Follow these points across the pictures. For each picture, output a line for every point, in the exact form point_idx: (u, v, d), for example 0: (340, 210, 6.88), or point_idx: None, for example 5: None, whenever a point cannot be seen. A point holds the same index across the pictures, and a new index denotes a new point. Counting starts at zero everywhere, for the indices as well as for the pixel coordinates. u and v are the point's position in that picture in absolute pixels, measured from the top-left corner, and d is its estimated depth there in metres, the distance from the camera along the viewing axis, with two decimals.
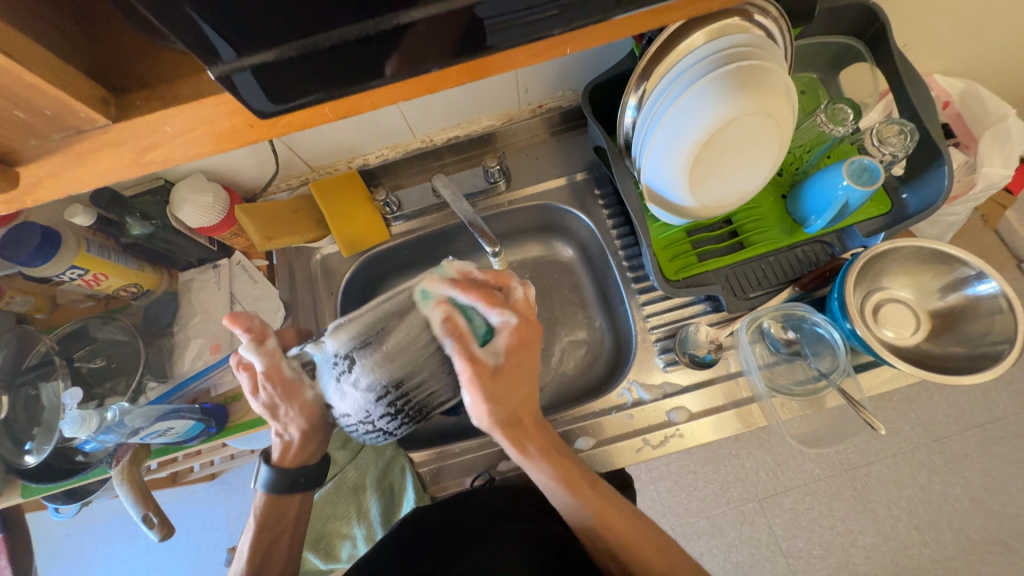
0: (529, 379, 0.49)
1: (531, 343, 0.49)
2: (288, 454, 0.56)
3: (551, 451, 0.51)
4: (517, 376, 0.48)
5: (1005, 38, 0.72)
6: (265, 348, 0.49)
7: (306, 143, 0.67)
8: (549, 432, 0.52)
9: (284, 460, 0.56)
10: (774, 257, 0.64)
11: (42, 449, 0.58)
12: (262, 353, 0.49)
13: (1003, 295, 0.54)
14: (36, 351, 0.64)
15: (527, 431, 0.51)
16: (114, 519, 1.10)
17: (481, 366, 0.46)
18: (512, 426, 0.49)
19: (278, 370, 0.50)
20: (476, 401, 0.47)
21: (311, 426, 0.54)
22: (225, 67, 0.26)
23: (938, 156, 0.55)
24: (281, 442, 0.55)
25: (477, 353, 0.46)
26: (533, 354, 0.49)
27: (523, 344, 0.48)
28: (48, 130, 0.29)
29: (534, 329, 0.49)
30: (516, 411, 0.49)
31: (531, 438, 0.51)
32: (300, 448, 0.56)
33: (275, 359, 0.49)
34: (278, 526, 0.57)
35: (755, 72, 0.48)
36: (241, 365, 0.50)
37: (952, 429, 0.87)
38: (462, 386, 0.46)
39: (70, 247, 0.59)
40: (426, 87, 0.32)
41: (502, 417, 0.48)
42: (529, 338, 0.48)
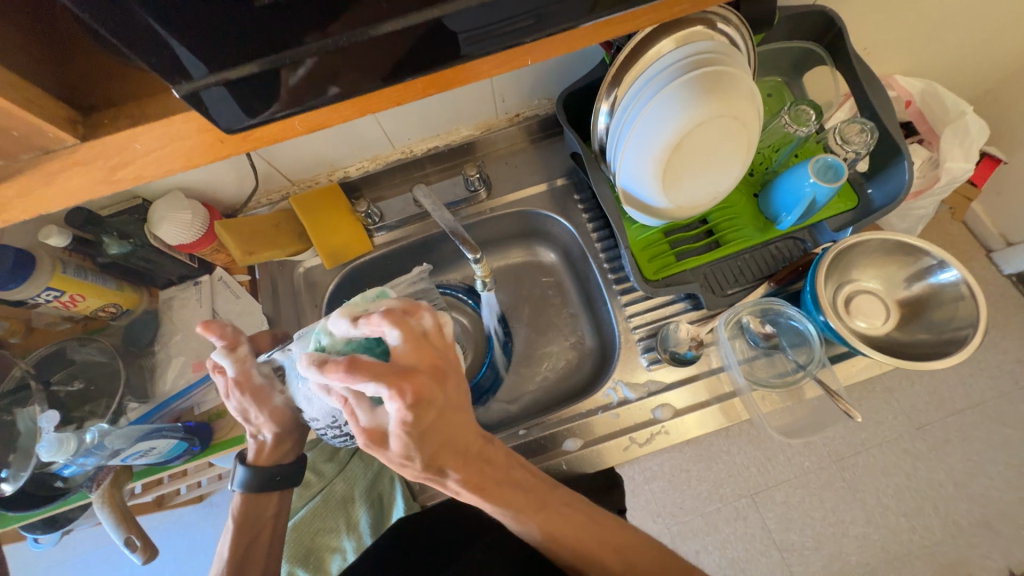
0: (441, 430, 0.39)
1: (440, 370, 0.39)
2: (261, 456, 0.57)
3: (497, 485, 0.46)
4: (426, 427, 0.38)
5: (957, 41, 0.76)
6: (236, 355, 0.50)
7: (286, 156, 0.67)
8: (502, 463, 0.47)
9: (260, 459, 0.57)
10: (749, 254, 0.66)
11: (19, 476, 0.57)
12: (236, 360, 0.50)
13: (964, 281, 0.56)
14: (12, 375, 0.63)
15: (473, 468, 0.44)
16: (97, 548, 1.07)
17: (375, 432, 0.37)
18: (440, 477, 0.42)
19: (248, 377, 0.51)
20: (397, 448, 0.38)
21: (285, 427, 0.56)
22: (193, 83, 0.27)
23: (897, 153, 0.58)
24: (256, 440, 0.56)
25: (371, 413, 0.38)
26: (441, 394, 0.38)
27: (421, 399, 0.37)
28: (15, 150, 0.28)
29: (435, 374, 0.38)
30: (440, 464, 0.41)
31: (476, 477, 0.44)
32: (273, 449, 0.57)
33: (245, 366, 0.50)
34: (258, 524, 0.57)
35: (720, 77, 0.50)
36: (214, 368, 0.51)
37: (933, 417, 0.89)
38: (378, 433, 0.38)
39: (45, 267, 0.58)
40: (394, 98, 0.33)
41: (422, 471, 0.41)
42: (430, 390, 0.37)
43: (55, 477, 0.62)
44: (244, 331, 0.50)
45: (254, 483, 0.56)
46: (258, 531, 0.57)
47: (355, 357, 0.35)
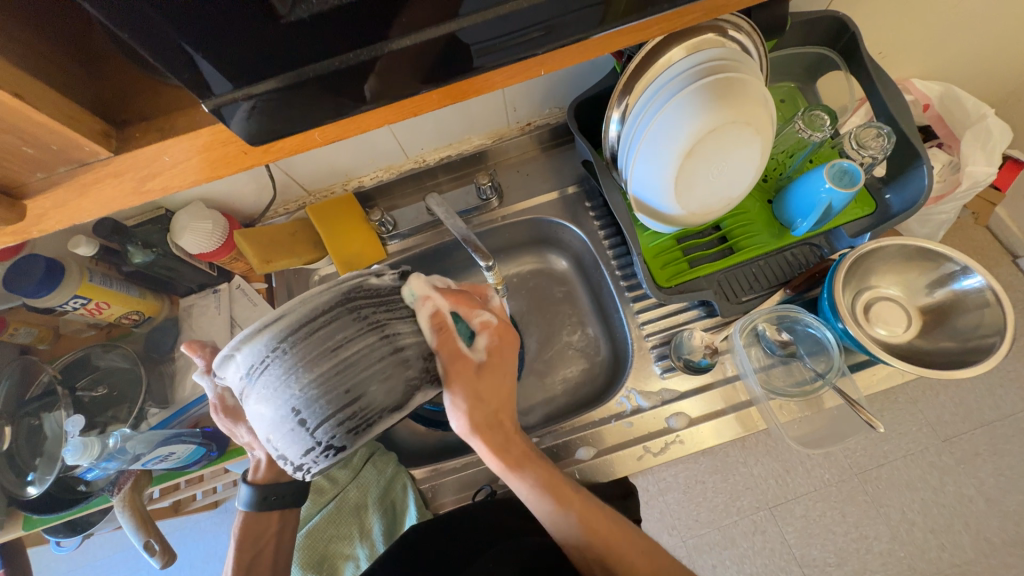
0: (502, 381, 0.49)
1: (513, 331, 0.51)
2: (257, 475, 0.57)
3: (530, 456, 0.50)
4: (498, 372, 0.49)
5: (976, 44, 0.75)
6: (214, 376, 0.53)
7: (303, 167, 0.69)
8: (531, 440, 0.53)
9: (262, 477, 0.57)
10: (764, 261, 0.66)
11: (44, 480, 0.59)
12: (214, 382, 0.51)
13: (989, 288, 0.54)
14: (39, 380, 0.65)
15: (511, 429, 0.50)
16: (115, 552, 1.08)
17: (467, 362, 0.45)
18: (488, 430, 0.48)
19: (225, 401, 0.52)
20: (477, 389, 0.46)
21: None
22: (219, 98, 0.27)
23: (916, 157, 0.57)
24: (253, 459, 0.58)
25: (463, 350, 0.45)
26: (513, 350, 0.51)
27: (500, 345, 0.49)
28: (53, 163, 0.30)
29: (511, 332, 0.51)
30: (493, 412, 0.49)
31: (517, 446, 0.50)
32: (268, 468, 0.57)
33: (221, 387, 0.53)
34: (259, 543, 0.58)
35: (732, 84, 0.50)
36: None
37: (960, 428, 0.87)
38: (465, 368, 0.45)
39: (74, 276, 0.60)
40: (410, 110, 0.34)
41: (479, 418, 0.47)
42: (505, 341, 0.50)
43: (79, 480, 0.64)
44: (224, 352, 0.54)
45: (264, 491, 0.56)
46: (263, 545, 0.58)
47: (462, 297, 0.48)
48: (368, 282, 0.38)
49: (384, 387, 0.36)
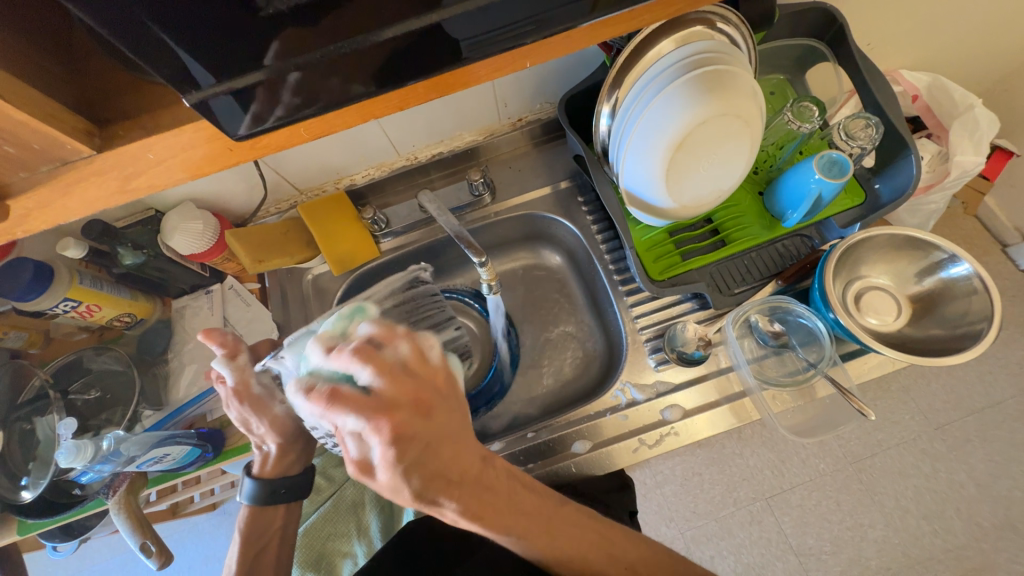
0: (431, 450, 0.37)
1: (422, 400, 0.37)
2: (267, 466, 0.57)
3: (501, 513, 0.41)
4: (415, 457, 0.36)
5: (962, 35, 0.76)
6: (236, 363, 0.52)
7: (293, 165, 0.69)
8: (506, 491, 0.41)
9: (265, 471, 0.57)
10: (756, 252, 0.66)
11: (38, 484, 0.59)
12: (236, 369, 0.52)
13: (976, 275, 0.55)
14: (31, 385, 0.64)
15: (470, 494, 0.39)
16: (113, 557, 1.08)
17: (367, 450, 0.35)
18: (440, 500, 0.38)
19: (248, 388, 0.52)
20: (388, 479, 0.35)
21: (287, 438, 0.56)
22: (202, 92, 0.27)
23: (903, 147, 0.57)
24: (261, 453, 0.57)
25: (358, 450, 0.35)
26: (437, 405, 0.38)
27: (405, 429, 0.35)
28: (35, 162, 0.30)
29: (416, 407, 0.37)
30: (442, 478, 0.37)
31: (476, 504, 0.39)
32: (276, 463, 0.57)
33: (243, 374, 0.52)
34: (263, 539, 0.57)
35: (721, 76, 0.50)
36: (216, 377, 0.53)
37: (952, 416, 0.88)
38: (366, 464, 0.35)
39: (63, 279, 0.60)
40: (396, 104, 0.33)
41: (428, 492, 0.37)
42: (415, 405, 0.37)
43: (73, 484, 0.64)
44: (243, 339, 0.53)
45: (270, 486, 0.57)
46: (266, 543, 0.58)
47: (357, 361, 0.37)
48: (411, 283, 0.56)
49: None
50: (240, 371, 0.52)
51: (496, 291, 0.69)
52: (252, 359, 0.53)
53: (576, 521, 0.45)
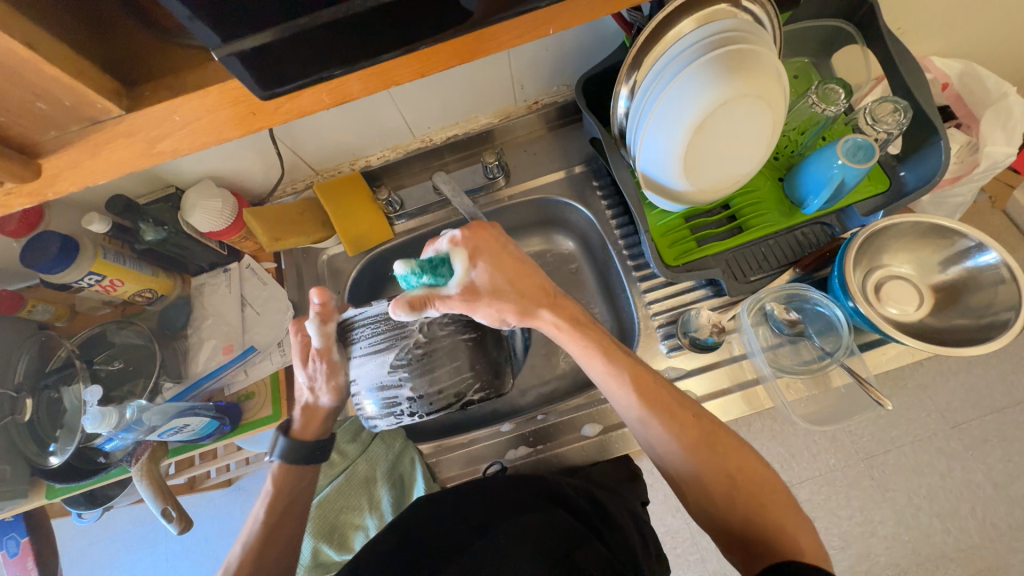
0: (526, 269, 0.54)
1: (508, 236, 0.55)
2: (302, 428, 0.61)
3: (581, 328, 0.54)
4: (510, 270, 0.53)
5: (999, 19, 0.73)
6: (325, 330, 0.55)
7: (310, 145, 0.70)
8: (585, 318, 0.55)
9: (304, 433, 0.61)
10: (774, 239, 0.65)
11: (65, 451, 0.62)
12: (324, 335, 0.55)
13: (1004, 264, 0.53)
14: (58, 355, 0.67)
15: (560, 307, 0.54)
16: (135, 527, 1.13)
17: (459, 295, 0.50)
18: (531, 305, 0.53)
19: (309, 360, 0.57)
20: (485, 286, 0.51)
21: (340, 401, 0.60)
22: (218, 53, 0.27)
23: (933, 132, 0.55)
24: (304, 410, 0.61)
25: (447, 292, 0.50)
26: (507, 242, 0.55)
27: (495, 249, 0.53)
28: (66, 121, 0.30)
29: (488, 232, 0.54)
30: (527, 293, 0.53)
31: (565, 315, 0.54)
32: (312, 424, 0.61)
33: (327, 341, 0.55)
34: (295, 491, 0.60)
35: (744, 56, 0.49)
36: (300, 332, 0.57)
37: (971, 415, 0.86)
38: (467, 284, 0.51)
39: (87, 253, 0.61)
40: (417, 69, 0.33)
41: (517, 306, 0.52)
42: (485, 241, 0.53)
43: (99, 453, 0.66)
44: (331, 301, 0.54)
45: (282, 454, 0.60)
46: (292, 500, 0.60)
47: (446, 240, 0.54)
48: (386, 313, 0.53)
49: (375, 384, 0.53)
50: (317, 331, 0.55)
51: None
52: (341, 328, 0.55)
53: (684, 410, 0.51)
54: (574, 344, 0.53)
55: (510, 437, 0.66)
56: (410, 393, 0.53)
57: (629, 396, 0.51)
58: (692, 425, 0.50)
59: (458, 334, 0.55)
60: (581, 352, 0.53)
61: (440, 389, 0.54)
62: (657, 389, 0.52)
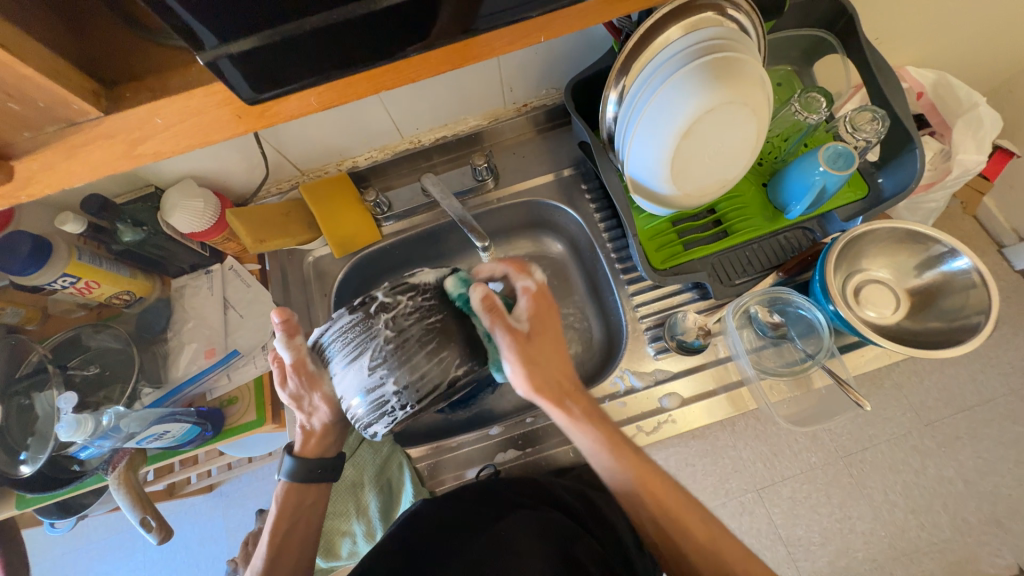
0: (563, 343, 0.57)
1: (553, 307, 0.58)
2: (301, 449, 0.59)
3: (595, 418, 0.54)
4: (545, 343, 0.56)
5: (970, 32, 0.76)
6: (294, 344, 0.53)
7: (296, 145, 0.68)
8: (598, 407, 0.56)
9: (306, 451, 0.59)
10: (758, 244, 0.66)
11: (36, 459, 0.59)
12: (292, 348, 0.52)
13: (975, 270, 0.55)
14: (29, 360, 0.64)
15: (579, 396, 0.55)
16: (111, 534, 1.09)
17: (518, 335, 0.54)
18: (552, 390, 0.54)
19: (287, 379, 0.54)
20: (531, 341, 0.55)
21: (335, 416, 0.57)
22: (208, 54, 0.27)
23: (909, 141, 0.57)
24: (302, 431, 0.59)
25: (513, 327, 0.54)
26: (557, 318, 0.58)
27: (540, 311, 0.57)
28: (41, 122, 0.29)
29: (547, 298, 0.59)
30: (555, 377, 0.55)
31: (585, 406, 0.55)
32: (310, 444, 0.59)
33: (300, 353, 0.53)
34: (297, 513, 0.59)
35: (730, 63, 0.50)
36: (273, 357, 0.56)
37: (943, 413, 0.89)
38: (517, 334, 0.54)
39: (62, 255, 0.59)
40: (409, 75, 0.33)
41: (543, 380, 0.54)
42: (543, 305, 0.57)
43: (73, 461, 0.63)
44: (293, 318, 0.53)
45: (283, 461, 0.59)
46: (296, 520, 0.59)
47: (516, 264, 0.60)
48: (351, 317, 0.48)
49: (358, 392, 0.47)
50: (285, 349, 0.52)
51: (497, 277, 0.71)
52: (309, 340, 0.53)
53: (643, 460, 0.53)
54: (587, 437, 0.53)
55: (500, 441, 0.66)
56: (396, 386, 0.47)
57: (630, 480, 0.51)
58: (652, 473, 0.52)
59: (428, 317, 0.49)
60: (591, 445, 0.53)
61: (424, 374, 0.47)
62: (648, 470, 0.52)
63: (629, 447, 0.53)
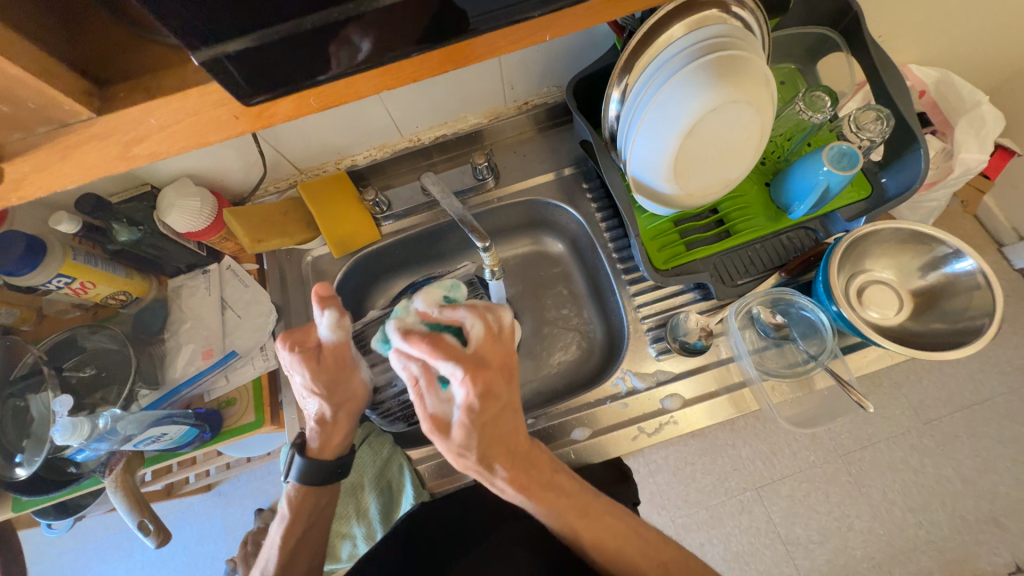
0: (508, 415, 0.48)
1: (507, 367, 0.48)
2: (317, 445, 0.59)
3: (541, 487, 0.49)
4: (486, 419, 0.46)
5: (973, 30, 0.75)
6: (339, 323, 0.52)
7: (294, 144, 0.68)
8: (547, 469, 0.51)
9: (323, 450, 0.59)
10: (760, 244, 0.66)
11: (32, 461, 0.58)
12: (338, 329, 0.52)
13: (980, 271, 0.55)
14: (23, 362, 0.63)
15: (519, 466, 0.49)
16: (110, 534, 1.09)
17: (440, 419, 0.45)
18: (491, 469, 0.47)
19: (321, 363, 0.54)
20: (457, 436, 0.45)
21: (354, 405, 0.60)
22: (208, 51, 0.26)
23: (913, 140, 0.57)
24: (319, 428, 0.58)
25: (438, 405, 0.46)
26: (505, 389, 0.47)
27: (483, 391, 0.45)
28: (31, 122, 0.28)
29: (495, 369, 0.47)
30: (496, 456, 0.47)
31: (523, 477, 0.49)
32: (327, 440, 0.59)
33: (344, 334, 0.54)
34: (311, 514, 0.58)
35: (734, 62, 0.49)
36: (300, 342, 0.53)
37: (941, 412, 0.89)
38: (442, 419, 0.45)
39: (56, 255, 0.58)
40: (410, 75, 0.32)
41: (482, 459, 0.46)
42: (490, 378, 0.46)
43: (69, 462, 0.63)
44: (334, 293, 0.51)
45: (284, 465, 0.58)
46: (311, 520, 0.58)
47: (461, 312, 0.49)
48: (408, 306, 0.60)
49: None
50: (332, 327, 0.52)
51: (497, 277, 0.70)
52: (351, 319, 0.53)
53: (607, 516, 0.52)
54: (530, 504, 0.49)
55: None
56: None
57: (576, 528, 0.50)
58: (607, 531, 0.51)
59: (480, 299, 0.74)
60: (534, 509, 0.49)
61: None
62: (603, 518, 0.51)
63: (583, 495, 0.52)
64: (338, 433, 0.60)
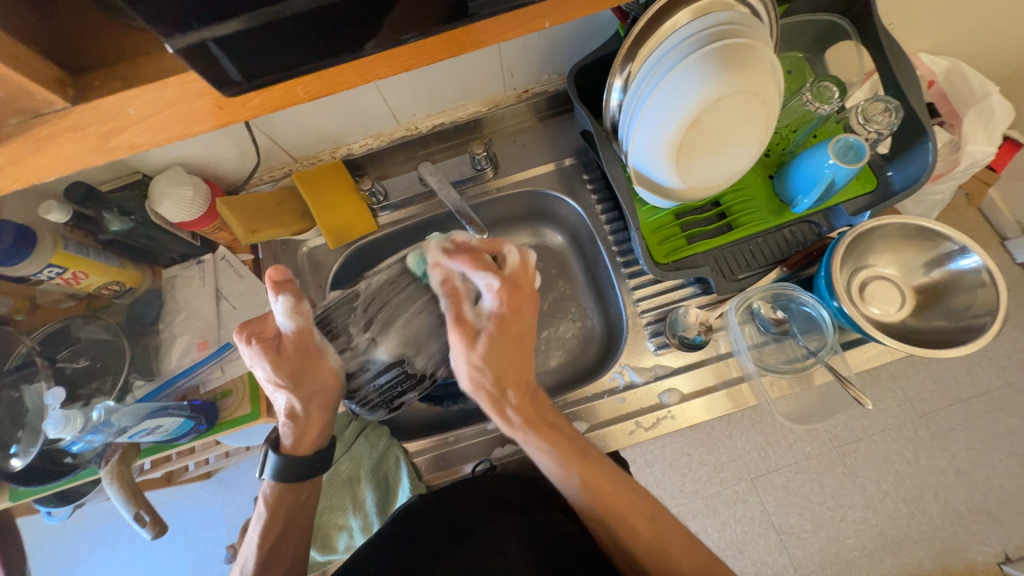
0: (527, 337, 0.56)
1: (531, 295, 0.56)
2: (289, 443, 0.58)
3: (546, 420, 0.56)
4: (509, 332, 0.54)
5: (987, 18, 0.73)
6: (297, 310, 0.51)
7: (288, 132, 0.66)
8: (551, 411, 0.58)
9: (297, 447, 0.58)
10: (762, 238, 0.65)
11: (28, 452, 0.58)
12: (296, 315, 0.51)
13: (985, 268, 0.54)
14: (17, 352, 0.63)
15: (527, 389, 0.57)
16: (110, 520, 1.09)
17: (467, 329, 0.54)
18: (507, 385, 0.55)
19: (282, 353, 0.53)
20: (479, 353, 0.53)
21: (327, 400, 0.57)
22: (189, 36, 0.25)
23: (922, 133, 0.55)
24: (290, 423, 0.57)
25: (462, 319, 0.54)
26: (530, 312, 0.56)
27: (514, 306, 0.54)
28: (3, 113, 0.27)
29: (525, 293, 0.55)
30: (516, 371, 0.56)
31: (529, 409, 0.56)
32: (299, 436, 0.58)
33: (305, 322, 0.53)
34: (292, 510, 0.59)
35: (741, 50, 0.48)
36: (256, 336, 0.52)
37: (937, 405, 0.89)
38: (471, 331, 0.53)
39: (46, 245, 0.57)
40: (403, 63, 0.31)
41: (501, 369, 0.55)
42: (518, 300, 0.54)
43: (65, 453, 0.62)
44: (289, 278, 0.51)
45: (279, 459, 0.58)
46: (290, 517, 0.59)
47: (475, 254, 0.54)
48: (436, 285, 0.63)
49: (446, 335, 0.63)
50: (286, 314, 0.51)
51: None
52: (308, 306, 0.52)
53: (598, 473, 0.53)
54: (534, 442, 0.55)
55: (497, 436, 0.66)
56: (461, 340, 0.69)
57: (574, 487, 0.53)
58: (601, 487, 0.53)
59: None
60: (538, 449, 0.55)
61: None
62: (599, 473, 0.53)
63: (578, 450, 0.55)
64: (313, 429, 0.59)
